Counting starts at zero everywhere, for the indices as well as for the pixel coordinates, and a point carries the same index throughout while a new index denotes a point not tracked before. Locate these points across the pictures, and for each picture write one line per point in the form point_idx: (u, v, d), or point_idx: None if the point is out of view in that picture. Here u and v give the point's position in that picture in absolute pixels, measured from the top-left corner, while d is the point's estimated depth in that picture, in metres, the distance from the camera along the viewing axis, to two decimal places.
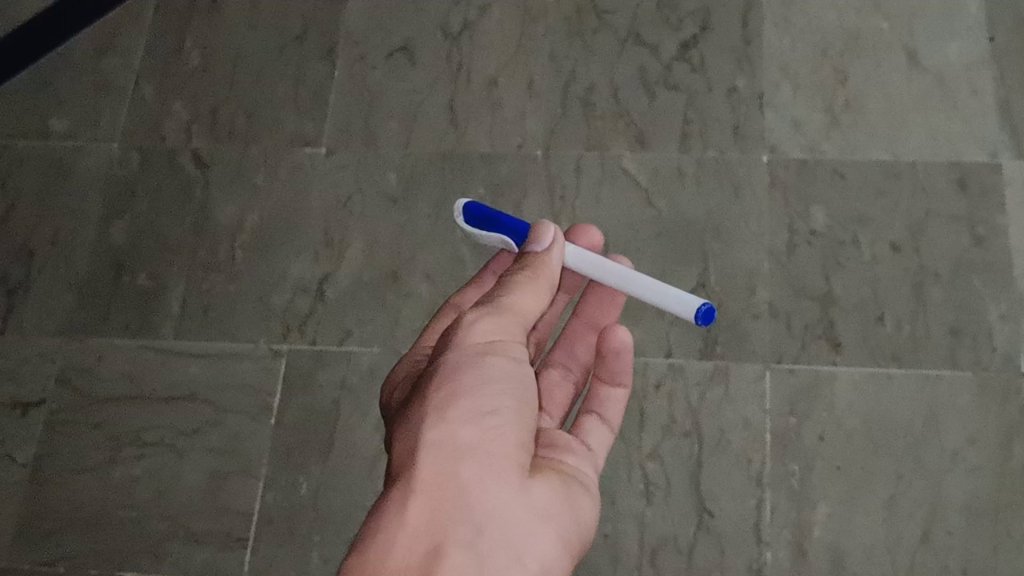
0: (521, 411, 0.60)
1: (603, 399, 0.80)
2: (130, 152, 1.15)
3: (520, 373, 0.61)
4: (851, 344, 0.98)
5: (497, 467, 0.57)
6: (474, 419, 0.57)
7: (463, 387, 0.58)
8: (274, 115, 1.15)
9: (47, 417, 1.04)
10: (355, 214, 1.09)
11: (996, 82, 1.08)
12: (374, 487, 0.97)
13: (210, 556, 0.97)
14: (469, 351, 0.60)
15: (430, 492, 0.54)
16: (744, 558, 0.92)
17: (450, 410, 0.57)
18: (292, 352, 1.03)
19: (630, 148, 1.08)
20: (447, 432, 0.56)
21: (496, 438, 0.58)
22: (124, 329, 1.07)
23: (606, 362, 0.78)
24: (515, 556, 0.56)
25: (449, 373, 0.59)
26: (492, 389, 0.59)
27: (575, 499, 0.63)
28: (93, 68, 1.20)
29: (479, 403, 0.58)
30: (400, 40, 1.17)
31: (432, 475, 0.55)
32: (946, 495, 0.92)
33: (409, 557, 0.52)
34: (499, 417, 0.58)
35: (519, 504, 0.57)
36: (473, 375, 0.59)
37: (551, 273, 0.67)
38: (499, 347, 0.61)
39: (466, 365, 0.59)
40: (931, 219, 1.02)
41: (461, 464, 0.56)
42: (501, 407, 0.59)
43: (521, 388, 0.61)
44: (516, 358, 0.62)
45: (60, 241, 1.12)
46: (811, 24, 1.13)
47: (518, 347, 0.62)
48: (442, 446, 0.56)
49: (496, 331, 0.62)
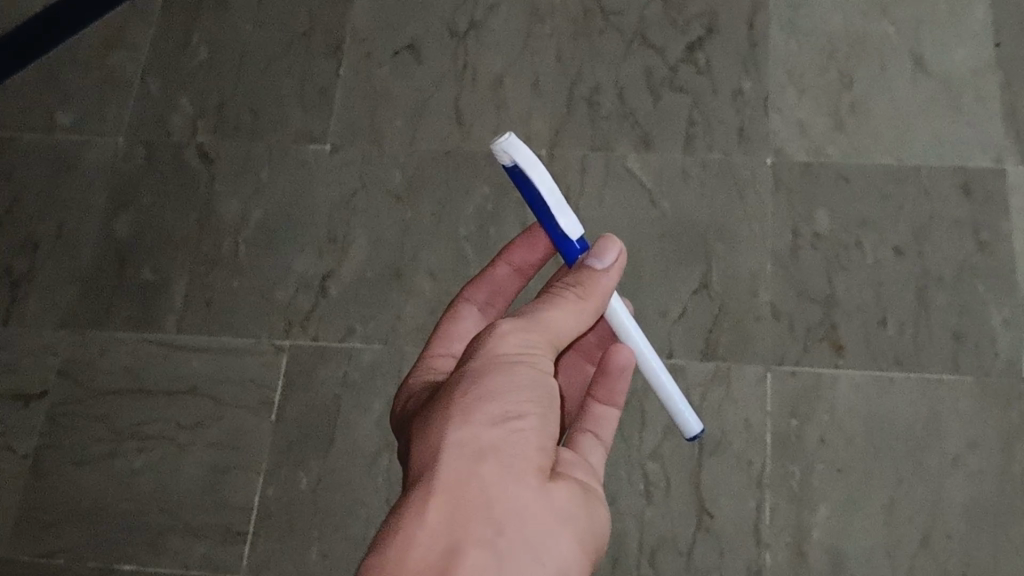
0: (545, 418, 0.57)
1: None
2: (135, 146, 1.15)
3: (547, 383, 0.59)
4: (852, 346, 0.98)
5: (520, 470, 0.54)
6: (499, 422, 0.55)
7: (489, 393, 0.56)
8: (279, 111, 1.15)
9: (49, 409, 1.05)
10: (359, 211, 1.09)
11: (1001, 87, 1.08)
12: (375, 483, 0.97)
13: (210, 549, 0.97)
14: (498, 358, 0.58)
15: (450, 493, 0.52)
16: (743, 559, 0.92)
17: (475, 414, 0.55)
18: (294, 348, 1.04)
19: (635, 149, 1.08)
20: (470, 433, 0.54)
21: (520, 445, 0.55)
22: (127, 322, 1.07)
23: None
24: (534, 556, 0.53)
25: (476, 380, 0.56)
26: (519, 395, 0.56)
27: (598, 511, 0.60)
28: (99, 62, 1.21)
29: (505, 408, 0.55)
30: (406, 38, 1.17)
31: (454, 477, 0.53)
32: (947, 500, 0.92)
33: (428, 556, 0.51)
34: (524, 423, 0.56)
35: (541, 510, 0.55)
36: (500, 380, 0.56)
37: (603, 293, 0.63)
38: (528, 358, 0.59)
39: (493, 370, 0.57)
40: (935, 224, 1.02)
41: (483, 466, 0.53)
42: (527, 414, 0.56)
43: (548, 396, 0.58)
44: (544, 369, 0.59)
45: (64, 233, 1.12)
46: (818, 27, 1.13)
47: (546, 359, 0.60)
48: (464, 448, 0.54)
49: (526, 342, 0.59)
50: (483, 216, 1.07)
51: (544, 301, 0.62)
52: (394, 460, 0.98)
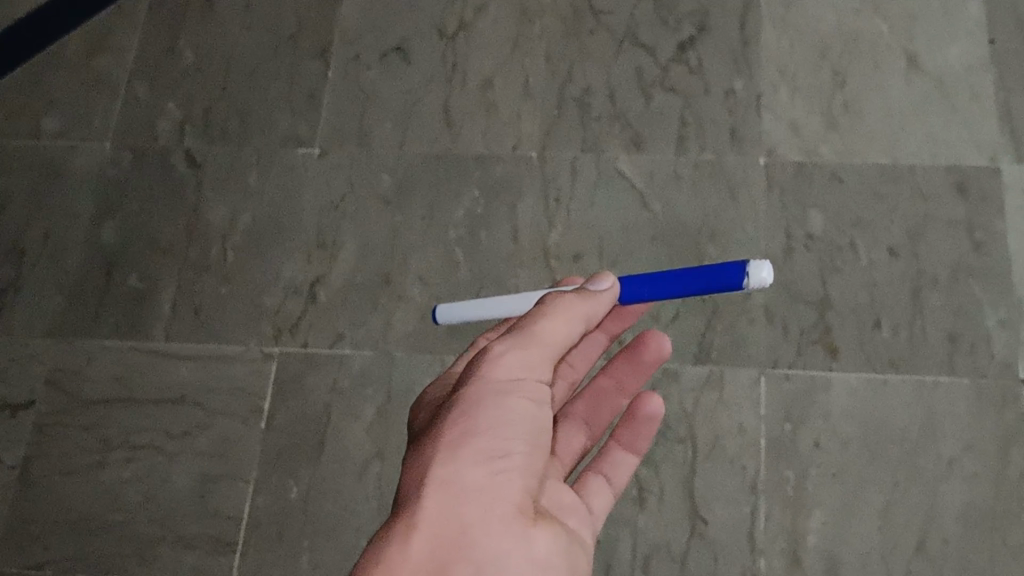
0: (531, 462, 0.59)
1: (614, 462, 0.76)
2: (121, 152, 1.14)
3: (539, 416, 0.60)
4: (847, 348, 0.97)
5: (501, 513, 0.56)
6: (486, 462, 0.57)
7: (479, 426, 0.58)
8: (267, 114, 1.14)
9: (36, 419, 1.04)
10: (348, 215, 1.08)
11: (996, 84, 1.07)
12: (366, 492, 0.96)
13: (199, 560, 0.96)
14: (490, 386, 0.59)
15: (433, 529, 0.54)
16: (737, 566, 0.91)
17: (462, 449, 0.57)
18: (283, 355, 1.03)
19: (626, 149, 1.07)
20: (456, 472, 0.56)
21: (505, 486, 0.57)
22: (115, 330, 1.06)
23: (634, 425, 0.76)
24: None
25: (468, 410, 0.58)
26: (507, 433, 0.58)
27: (575, 557, 0.61)
28: (84, 67, 1.20)
29: (493, 445, 0.58)
30: (395, 40, 1.16)
31: (437, 514, 0.55)
32: (943, 504, 0.91)
33: None
34: (510, 463, 0.58)
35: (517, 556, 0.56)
36: (491, 415, 0.58)
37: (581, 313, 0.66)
38: (523, 388, 0.60)
39: (486, 403, 0.59)
40: (930, 224, 1.01)
41: (465, 507, 0.56)
42: (513, 453, 0.58)
43: (537, 432, 0.60)
44: (540, 404, 0.61)
45: (50, 241, 1.11)
46: (810, 25, 1.12)
47: (541, 385, 0.61)
48: (448, 486, 0.56)
49: (523, 368, 0.61)
50: (473, 219, 1.06)
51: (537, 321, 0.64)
52: (384, 469, 0.97)
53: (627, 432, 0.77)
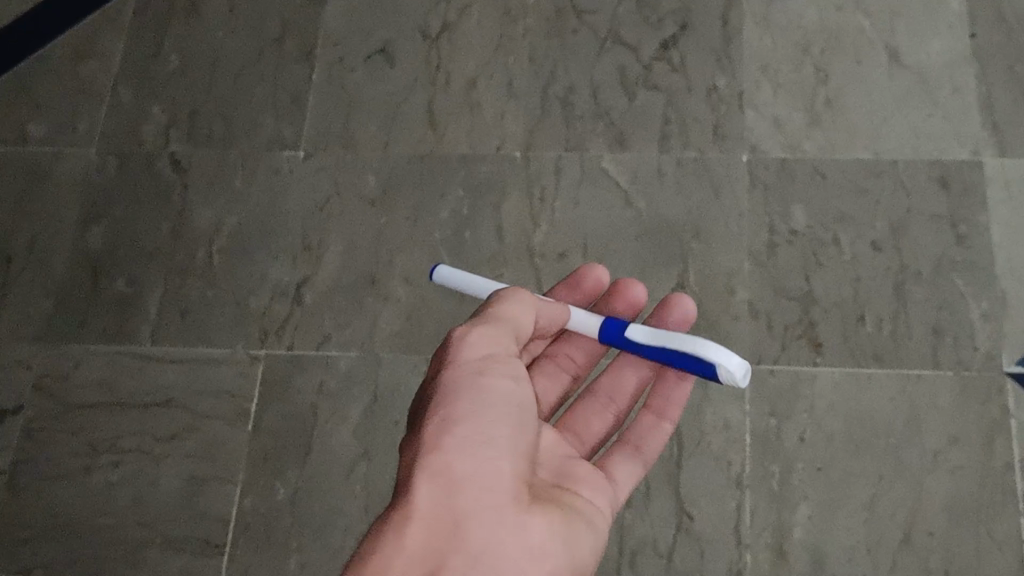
0: (514, 442, 0.62)
1: (643, 432, 0.79)
2: (107, 157, 1.14)
3: (514, 394, 0.63)
4: (831, 343, 0.97)
5: (492, 500, 0.59)
6: (469, 450, 0.60)
7: (458, 412, 0.61)
8: (252, 117, 1.14)
9: (24, 424, 1.04)
10: (334, 217, 1.08)
11: (978, 79, 1.07)
12: (352, 492, 0.96)
13: (187, 562, 0.96)
14: (462, 371, 0.62)
15: (426, 521, 0.57)
16: (723, 561, 0.91)
17: (445, 437, 0.60)
18: (270, 357, 1.03)
19: (609, 149, 1.07)
20: (441, 463, 0.59)
21: (490, 469, 0.60)
22: (102, 334, 1.06)
23: (665, 388, 0.79)
24: None
25: (445, 398, 0.61)
26: (486, 416, 0.61)
27: (576, 533, 0.63)
28: (70, 73, 1.20)
29: (475, 431, 0.60)
30: (378, 42, 1.16)
31: (429, 505, 0.58)
32: (927, 496, 0.91)
33: None
34: (493, 448, 0.60)
35: (511, 539, 0.59)
36: (469, 399, 0.61)
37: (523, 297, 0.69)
38: (494, 368, 0.63)
39: (463, 390, 0.62)
40: (913, 218, 1.02)
41: (454, 497, 0.58)
42: (496, 437, 0.61)
43: (516, 411, 0.63)
44: (513, 382, 0.64)
45: (37, 247, 1.11)
46: (791, 22, 1.12)
47: (512, 362, 0.65)
48: (436, 478, 0.58)
49: (490, 349, 0.64)
50: (458, 220, 1.06)
51: (498, 303, 0.68)
52: (371, 469, 0.97)
53: (659, 399, 0.80)
